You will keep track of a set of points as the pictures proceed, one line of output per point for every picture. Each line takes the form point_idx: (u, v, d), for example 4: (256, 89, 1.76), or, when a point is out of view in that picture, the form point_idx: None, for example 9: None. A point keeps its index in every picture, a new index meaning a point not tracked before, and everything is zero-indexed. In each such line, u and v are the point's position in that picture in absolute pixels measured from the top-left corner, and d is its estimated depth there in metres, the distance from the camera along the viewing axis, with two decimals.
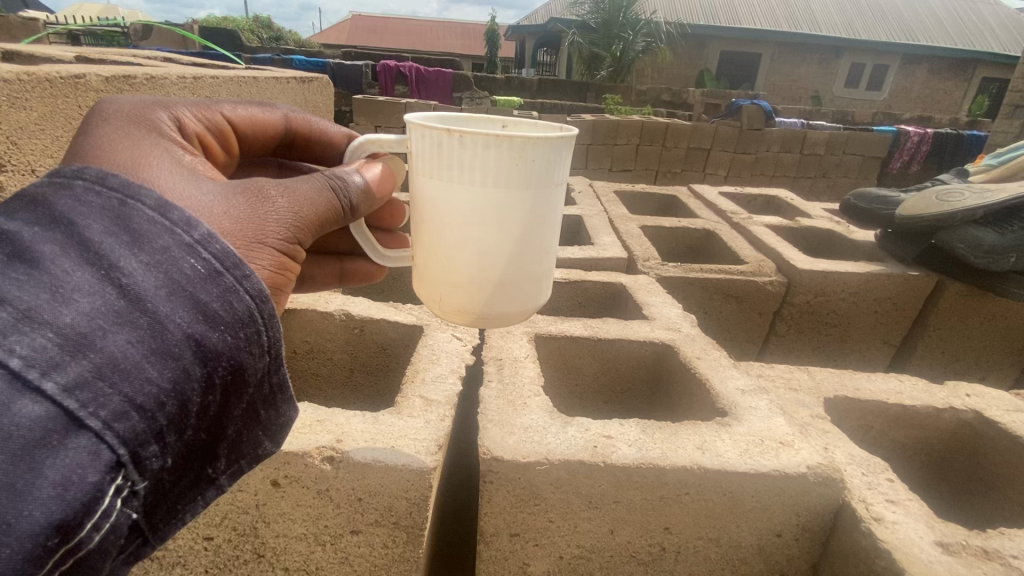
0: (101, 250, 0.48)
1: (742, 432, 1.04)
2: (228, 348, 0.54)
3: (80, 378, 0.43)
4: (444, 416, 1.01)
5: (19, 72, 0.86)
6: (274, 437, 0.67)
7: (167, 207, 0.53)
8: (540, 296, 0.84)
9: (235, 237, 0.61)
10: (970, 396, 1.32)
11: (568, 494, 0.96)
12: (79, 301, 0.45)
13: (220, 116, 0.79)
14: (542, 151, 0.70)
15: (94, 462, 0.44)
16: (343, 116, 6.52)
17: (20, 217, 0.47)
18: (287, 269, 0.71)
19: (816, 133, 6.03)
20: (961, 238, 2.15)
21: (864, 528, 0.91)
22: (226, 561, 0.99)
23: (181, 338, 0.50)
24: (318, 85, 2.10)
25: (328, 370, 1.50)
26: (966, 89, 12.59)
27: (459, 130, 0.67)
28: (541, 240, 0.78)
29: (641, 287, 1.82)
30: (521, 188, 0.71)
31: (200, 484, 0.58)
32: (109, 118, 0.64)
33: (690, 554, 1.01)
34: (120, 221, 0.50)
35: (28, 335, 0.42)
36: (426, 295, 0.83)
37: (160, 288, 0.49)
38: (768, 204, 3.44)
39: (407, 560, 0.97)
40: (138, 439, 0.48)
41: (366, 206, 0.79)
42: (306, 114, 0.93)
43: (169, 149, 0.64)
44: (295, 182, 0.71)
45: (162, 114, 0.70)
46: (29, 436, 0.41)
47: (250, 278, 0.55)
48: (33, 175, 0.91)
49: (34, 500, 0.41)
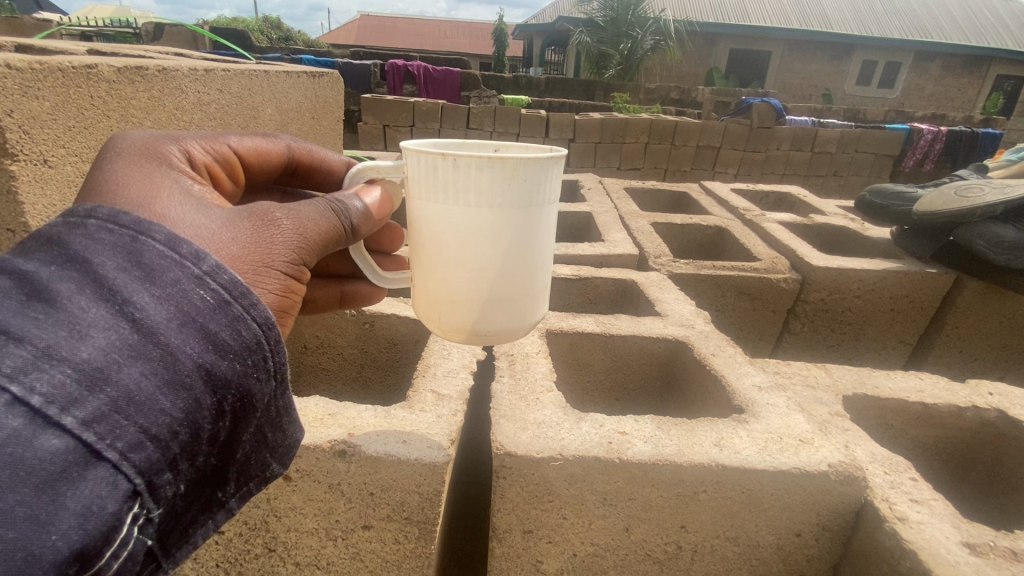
0: (114, 284, 0.47)
1: (760, 429, 1.02)
2: (237, 375, 0.53)
3: (97, 412, 0.43)
4: (455, 411, 0.99)
5: (32, 61, 0.85)
6: (280, 459, 0.67)
7: (177, 242, 0.52)
8: (537, 312, 0.83)
9: (240, 263, 0.61)
10: (993, 394, 1.29)
11: (582, 491, 0.94)
12: (94, 336, 0.45)
13: (228, 147, 0.78)
14: (535, 170, 0.69)
15: (112, 492, 0.44)
16: (351, 115, 6.53)
17: (36, 257, 0.47)
18: (293, 293, 0.69)
19: (829, 131, 5.96)
20: (981, 235, 2.11)
21: (888, 527, 0.89)
22: (237, 555, 0.97)
23: (193, 368, 0.49)
24: (329, 80, 2.10)
25: (338, 365, 1.50)
26: (982, 86, 12.41)
27: (453, 153, 0.66)
28: (533, 259, 0.76)
29: (653, 283, 1.80)
30: (513, 208, 0.70)
31: (210, 507, 0.58)
32: (121, 153, 0.64)
33: (706, 553, 0.99)
34: (132, 257, 0.49)
35: (47, 372, 0.42)
36: (424, 315, 0.81)
37: (171, 320, 0.49)
38: (780, 201, 3.39)
39: (419, 556, 0.96)
40: (153, 468, 0.47)
41: (367, 228, 0.77)
42: (307, 144, 0.92)
43: (178, 181, 0.64)
44: (299, 205, 0.70)
45: (171, 146, 0.69)
46: (50, 469, 0.41)
47: (257, 306, 0.55)
48: (46, 165, 0.90)
49: (57, 531, 0.41)
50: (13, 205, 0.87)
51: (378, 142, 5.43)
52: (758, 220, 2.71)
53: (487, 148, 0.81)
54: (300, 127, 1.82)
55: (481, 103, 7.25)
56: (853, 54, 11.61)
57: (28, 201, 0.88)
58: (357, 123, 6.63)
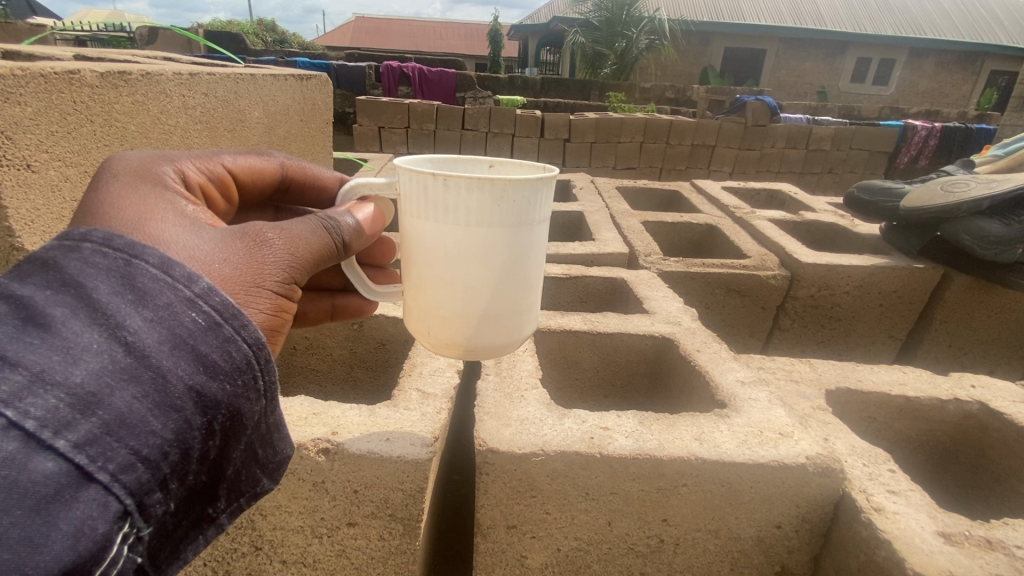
0: (107, 309, 0.48)
1: (741, 422, 1.03)
2: (228, 396, 0.54)
3: (90, 435, 0.45)
4: (440, 409, 1.01)
5: (14, 67, 0.87)
6: (272, 474, 0.69)
7: (169, 265, 0.53)
8: (527, 327, 0.84)
9: (232, 285, 0.62)
10: (975, 387, 1.31)
11: (564, 486, 0.95)
12: (87, 360, 0.46)
13: (222, 167, 0.79)
14: (525, 191, 0.71)
15: (103, 513, 0.45)
16: (348, 117, 6.63)
17: (31, 281, 0.48)
18: (284, 311, 0.70)
19: (823, 128, 5.98)
20: (967, 230, 2.14)
21: (864, 518, 0.91)
22: (225, 553, 0.98)
23: (183, 390, 0.51)
24: (318, 83, 2.10)
25: (328, 365, 1.51)
26: (976, 82, 12.43)
27: (443, 173, 0.68)
28: (523, 276, 0.77)
29: (641, 281, 1.81)
30: (503, 227, 0.71)
31: (201, 523, 0.60)
32: (117, 174, 0.65)
33: (688, 546, 1.00)
34: (126, 280, 0.50)
35: (41, 396, 0.43)
36: (414, 329, 0.82)
37: (163, 343, 0.50)
38: (772, 199, 3.41)
39: (404, 552, 0.97)
40: (144, 488, 0.48)
41: (360, 244, 0.78)
42: (301, 161, 0.93)
43: (172, 202, 0.65)
44: (291, 224, 0.70)
45: (165, 167, 0.70)
46: (44, 492, 0.42)
47: (248, 327, 0.56)
48: (29, 169, 0.91)
49: (50, 551, 0.42)
50: None
51: (373, 143, 5.43)
52: (749, 218, 2.73)
53: (479, 164, 0.82)
54: (288, 129, 1.83)
55: (476, 105, 7.29)
56: (847, 51, 11.63)
57: (12, 206, 0.89)
58: (352, 124, 6.67)
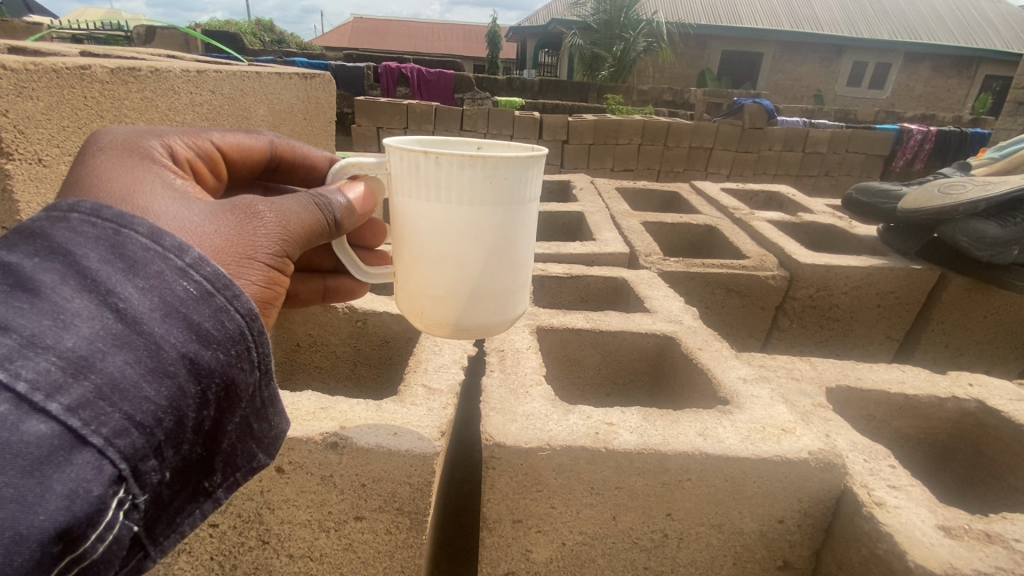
0: (97, 276, 0.49)
1: (743, 419, 1.04)
2: (221, 365, 0.55)
3: (83, 399, 0.45)
4: (447, 404, 1.01)
5: (26, 62, 0.87)
6: (268, 449, 0.68)
7: (159, 234, 0.54)
8: (518, 306, 0.85)
9: (224, 255, 0.62)
10: (973, 385, 1.32)
11: (570, 480, 0.96)
12: (78, 325, 0.46)
13: (211, 144, 0.79)
14: (515, 169, 0.72)
15: (97, 476, 0.46)
16: (348, 118, 6.72)
17: (19, 249, 0.48)
18: (277, 284, 0.71)
19: (819, 131, 6.02)
20: (963, 231, 2.16)
21: (866, 512, 0.92)
22: (231, 547, 0.98)
23: (176, 357, 0.51)
24: (320, 82, 2.11)
25: (331, 362, 1.51)
26: (971, 87, 12.52)
27: (434, 151, 0.68)
28: (513, 255, 0.78)
29: (642, 281, 1.82)
30: (493, 205, 0.72)
31: (198, 497, 0.60)
32: (104, 148, 0.65)
33: (692, 541, 1.01)
34: (115, 249, 0.51)
35: (32, 359, 0.43)
36: (406, 309, 0.83)
37: (155, 311, 0.51)
38: (770, 200, 3.43)
39: (410, 547, 0.97)
40: (138, 454, 0.49)
41: (351, 222, 0.79)
42: (291, 140, 0.94)
43: (161, 175, 0.66)
44: (281, 200, 0.71)
45: (152, 142, 0.71)
46: (36, 453, 0.43)
47: (240, 298, 0.56)
48: (41, 164, 0.92)
49: (44, 511, 0.43)
50: (9, 203, 0.89)
51: (372, 144, 5.44)
52: (748, 219, 2.75)
53: (470, 145, 0.83)
54: (292, 127, 1.84)
55: (475, 106, 7.30)
56: (843, 56, 11.71)
57: (23, 199, 0.90)
58: (351, 125, 6.69)
